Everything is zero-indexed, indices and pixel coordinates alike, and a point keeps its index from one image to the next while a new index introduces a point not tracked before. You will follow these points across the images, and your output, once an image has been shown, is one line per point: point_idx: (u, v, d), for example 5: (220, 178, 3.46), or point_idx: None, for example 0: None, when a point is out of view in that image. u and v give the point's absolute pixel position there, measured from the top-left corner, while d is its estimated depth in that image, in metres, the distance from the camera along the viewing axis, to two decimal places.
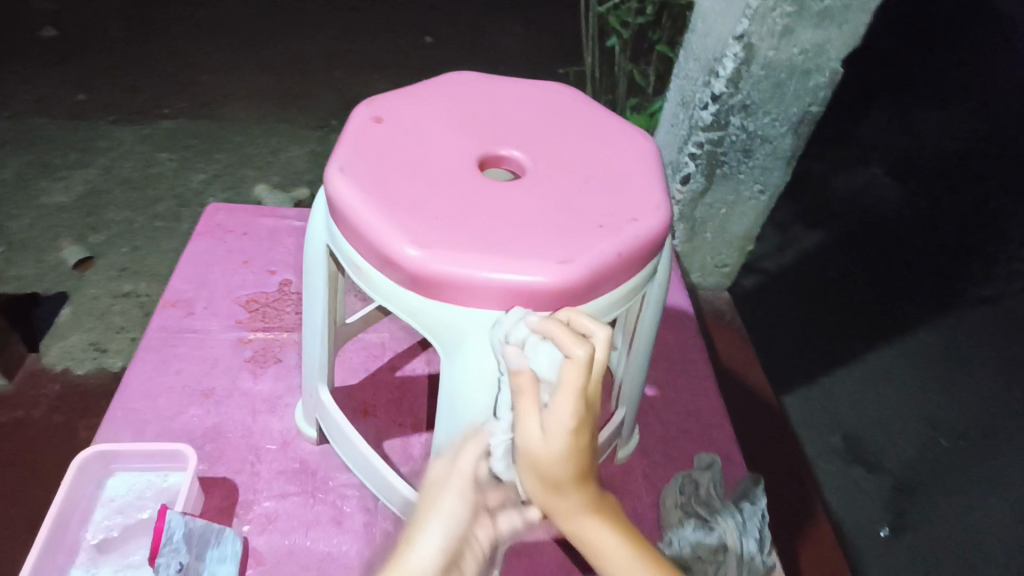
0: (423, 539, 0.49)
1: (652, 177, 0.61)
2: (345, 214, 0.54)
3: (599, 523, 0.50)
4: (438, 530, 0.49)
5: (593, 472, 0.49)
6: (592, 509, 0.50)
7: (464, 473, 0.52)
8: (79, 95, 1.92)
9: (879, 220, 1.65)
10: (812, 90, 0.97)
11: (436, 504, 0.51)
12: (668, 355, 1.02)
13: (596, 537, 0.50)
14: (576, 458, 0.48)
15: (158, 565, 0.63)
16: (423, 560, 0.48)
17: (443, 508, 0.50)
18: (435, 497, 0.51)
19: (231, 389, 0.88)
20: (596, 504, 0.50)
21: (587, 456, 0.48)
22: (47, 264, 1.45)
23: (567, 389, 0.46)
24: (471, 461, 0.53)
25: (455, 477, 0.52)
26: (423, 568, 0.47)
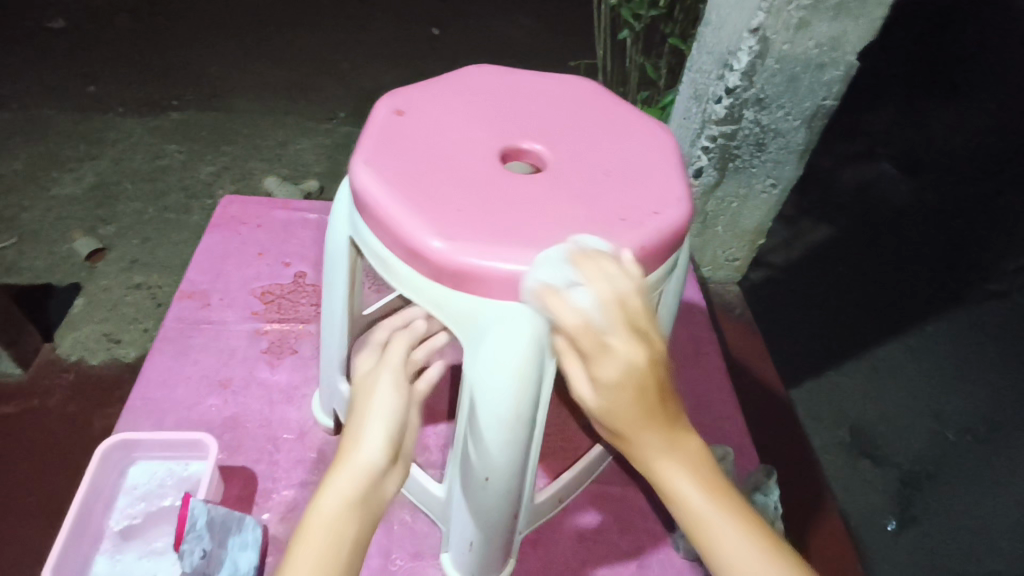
0: (367, 433, 0.54)
1: (673, 170, 0.61)
2: (371, 207, 0.55)
3: (680, 474, 0.50)
4: (379, 422, 0.54)
5: (652, 408, 0.50)
6: (670, 460, 0.51)
7: (395, 367, 0.58)
8: (87, 87, 1.92)
9: (887, 214, 1.65)
10: (826, 83, 0.97)
11: (372, 402, 0.56)
12: (680, 347, 1.03)
13: (679, 487, 0.50)
14: (637, 407, 0.49)
15: (183, 551, 0.66)
16: (371, 451, 0.53)
17: (378, 402, 0.55)
18: (369, 397, 0.56)
19: (248, 379, 0.89)
20: (676, 452, 0.51)
21: (652, 405, 0.49)
22: (59, 256, 1.46)
23: (604, 341, 0.48)
24: (401, 357, 0.59)
25: (386, 373, 0.58)
26: (370, 455, 0.53)
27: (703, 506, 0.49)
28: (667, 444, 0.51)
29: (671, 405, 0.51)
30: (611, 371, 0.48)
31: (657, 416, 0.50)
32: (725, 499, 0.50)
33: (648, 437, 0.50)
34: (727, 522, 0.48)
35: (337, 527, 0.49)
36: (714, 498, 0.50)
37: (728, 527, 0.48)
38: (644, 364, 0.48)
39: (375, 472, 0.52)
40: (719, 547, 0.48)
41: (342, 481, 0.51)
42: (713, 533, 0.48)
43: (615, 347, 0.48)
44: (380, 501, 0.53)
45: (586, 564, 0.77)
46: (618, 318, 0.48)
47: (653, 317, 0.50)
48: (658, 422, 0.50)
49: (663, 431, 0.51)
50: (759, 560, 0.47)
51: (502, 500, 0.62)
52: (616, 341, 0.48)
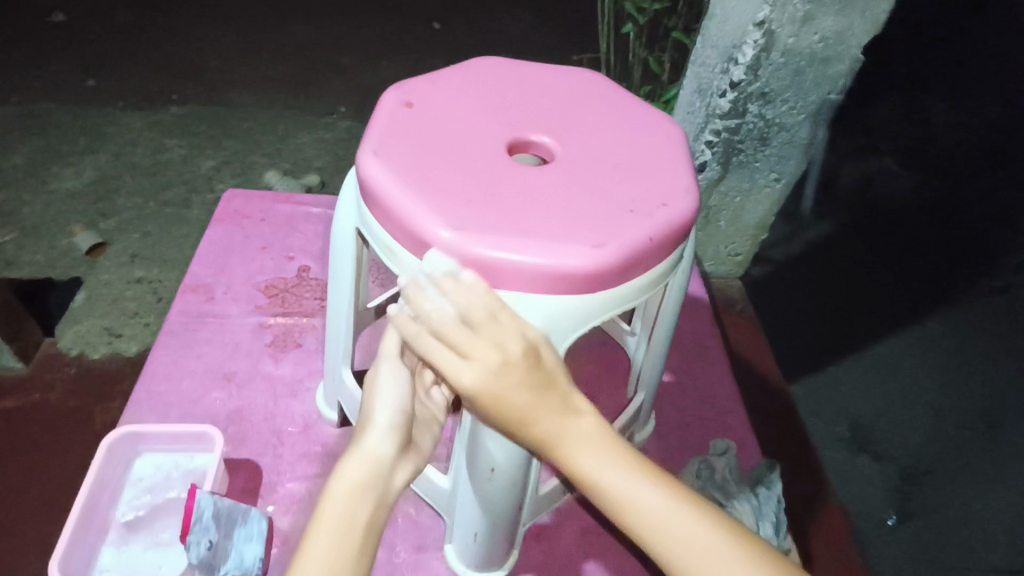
0: (374, 423, 0.56)
1: (680, 162, 0.61)
2: (380, 198, 0.55)
3: (580, 451, 0.50)
4: (385, 412, 0.57)
5: (522, 405, 0.49)
6: (565, 441, 0.50)
7: (394, 357, 0.59)
8: (87, 81, 1.92)
9: (888, 212, 1.66)
10: (831, 77, 0.97)
11: (376, 394, 0.58)
12: (683, 343, 1.03)
13: (582, 464, 0.50)
14: (503, 406, 0.49)
15: (189, 542, 0.66)
16: (379, 442, 0.55)
17: (382, 393, 0.58)
18: (373, 389, 0.59)
19: (252, 373, 0.90)
20: (573, 431, 0.51)
21: (532, 395, 0.49)
22: (60, 250, 1.46)
23: (449, 364, 0.50)
24: (398, 345, 0.59)
25: (387, 364, 0.59)
26: (378, 445, 0.55)
27: (605, 475, 0.49)
28: (558, 425, 0.50)
29: (553, 387, 0.51)
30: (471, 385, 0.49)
31: (540, 402, 0.50)
32: (625, 459, 0.50)
33: (537, 425, 0.50)
34: (631, 483, 0.49)
35: (349, 513, 0.51)
36: (614, 464, 0.50)
37: (631, 487, 0.49)
38: (499, 369, 0.49)
39: (384, 463, 0.55)
40: (627, 512, 0.49)
41: (350, 470, 0.53)
42: (617, 500, 0.49)
43: (465, 365, 0.49)
44: (391, 490, 0.55)
45: (590, 558, 0.77)
46: (459, 337, 0.49)
47: (505, 318, 0.50)
48: (542, 409, 0.50)
49: (551, 415, 0.50)
50: (664, 511, 0.48)
51: (508, 492, 0.63)
52: (465, 357, 0.49)
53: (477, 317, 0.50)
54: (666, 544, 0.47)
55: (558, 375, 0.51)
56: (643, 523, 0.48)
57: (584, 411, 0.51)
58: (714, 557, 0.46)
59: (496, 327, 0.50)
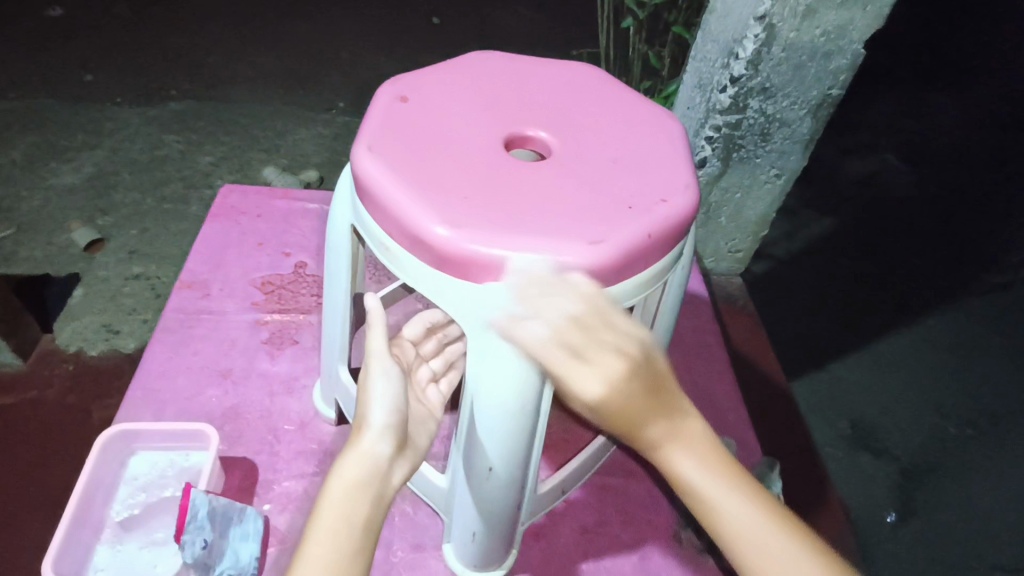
0: (368, 422, 0.55)
1: (680, 157, 0.60)
2: (375, 195, 0.54)
3: (684, 461, 0.50)
4: (379, 410, 0.55)
5: (645, 410, 0.48)
6: (674, 448, 0.50)
7: (382, 357, 0.59)
8: (85, 76, 1.90)
9: (889, 206, 1.65)
10: (832, 72, 0.96)
11: (368, 393, 0.57)
12: (682, 340, 1.02)
13: (687, 475, 0.50)
14: (624, 414, 0.48)
15: (184, 542, 0.65)
16: (375, 440, 0.54)
17: (376, 392, 0.57)
18: (365, 388, 0.57)
19: (248, 370, 0.89)
20: (682, 438, 0.50)
21: (648, 405, 0.48)
22: (57, 246, 1.45)
23: (570, 366, 0.48)
24: (386, 344, 0.59)
25: (376, 364, 0.59)
26: (375, 443, 0.53)
27: (706, 485, 0.50)
28: (670, 433, 0.50)
29: (665, 393, 0.49)
30: (591, 393, 0.47)
31: (655, 412, 0.49)
32: (730, 475, 0.50)
33: (650, 432, 0.49)
34: (731, 500, 0.49)
35: (347, 516, 0.50)
36: (719, 481, 0.50)
37: (727, 500, 0.49)
38: (621, 377, 0.47)
39: (382, 461, 0.53)
40: (727, 529, 0.49)
41: (347, 472, 0.51)
42: (717, 515, 0.49)
43: (585, 369, 0.48)
44: (390, 489, 0.53)
45: (589, 556, 0.76)
46: (578, 341, 0.48)
47: (620, 321, 0.49)
48: (657, 415, 0.49)
49: (664, 422, 0.49)
50: (763, 536, 0.49)
51: (507, 490, 0.62)
52: (584, 360, 0.48)
53: (592, 319, 0.48)
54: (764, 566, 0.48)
55: (669, 381, 0.50)
56: (742, 545, 0.49)
57: (691, 417, 0.51)
58: None
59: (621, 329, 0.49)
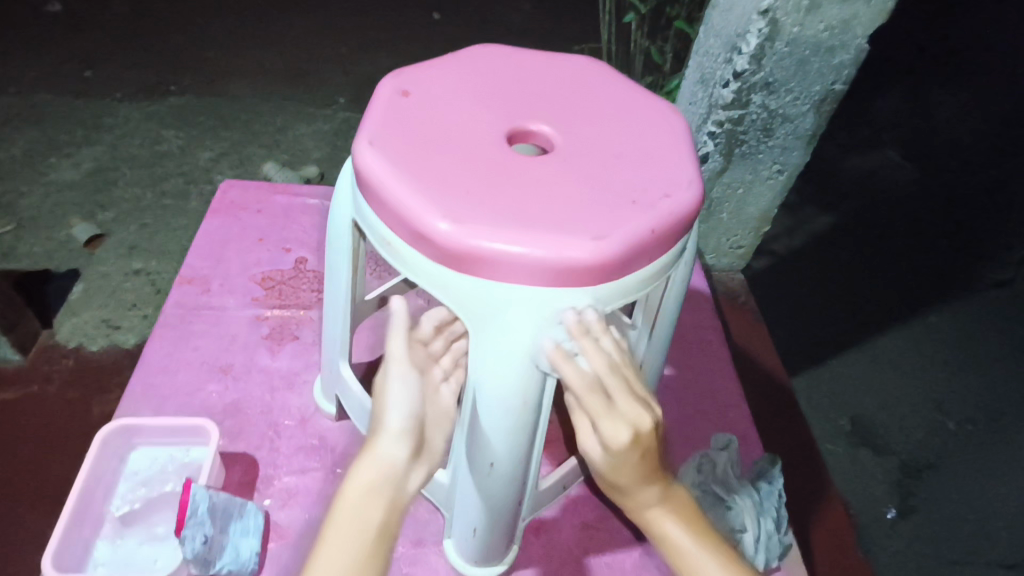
0: (384, 428, 0.56)
1: (683, 152, 0.60)
2: (375, 188, 0.54)
3: (672, 524, 0.55)
4: (395, 416, 0.56)
5: (650, 467, 0.53)
6: (664, 510, 0.55)
7: (401, 361, 0.59)
8: (85, 72, 1.90)
9: (891, 203, 1.64)
10: (836, 67, 0.95)
11: (386, 396, 0.57)
12: (683, 336, 1.02)
13: (671, 536, 0.55)
14: (634, 470, 0.53)
15: (184, 537, 0.64)
16: (391, 446, 0.55)
17: (393, 396, 0.57)
18: (383, 390, 0.57)
19: (249, 365, 0.89)
20: (672, 503, 0.56)
21: (654, 464, 0.54)
22: (57, 241, 1.44)
23: (609, 412, 0.52)
24: (405, 350, 0.59)
25: (394, 367, 0.58)
26: (391, 451, 0.55)
27: (685, 547, 0.55)
28: (662, 496, 0.55)
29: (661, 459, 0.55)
30: (620, 438, 0.51)
31: (656, 473, 0.54)
32: (710, 543, 0.55)
33: (650, 488, 0.54)
34: (707, 565, 0.54)
35: (361, 520, 0.52)
36: (702, 546, 0.55)
37: (703, 564, 0.54)
38: (649, 428, 0.52)
39: (397, 468, 0.54)
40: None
41: (362, 477, 0.54)
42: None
43: (620, 414, 0.52)
44: (404, 496, 0.54)
45: (589, 552, 0.76)
46: (617, 387, 0.52)
47: (643, 382, 0.55)
48: (653, 477, 0.54)
49: (660, 484, 0.55)
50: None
51: (510, 487, 0.62)
52: (620, 405, 0.52)
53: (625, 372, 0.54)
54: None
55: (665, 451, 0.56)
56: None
57: (679, 488, 0.57)
58: None
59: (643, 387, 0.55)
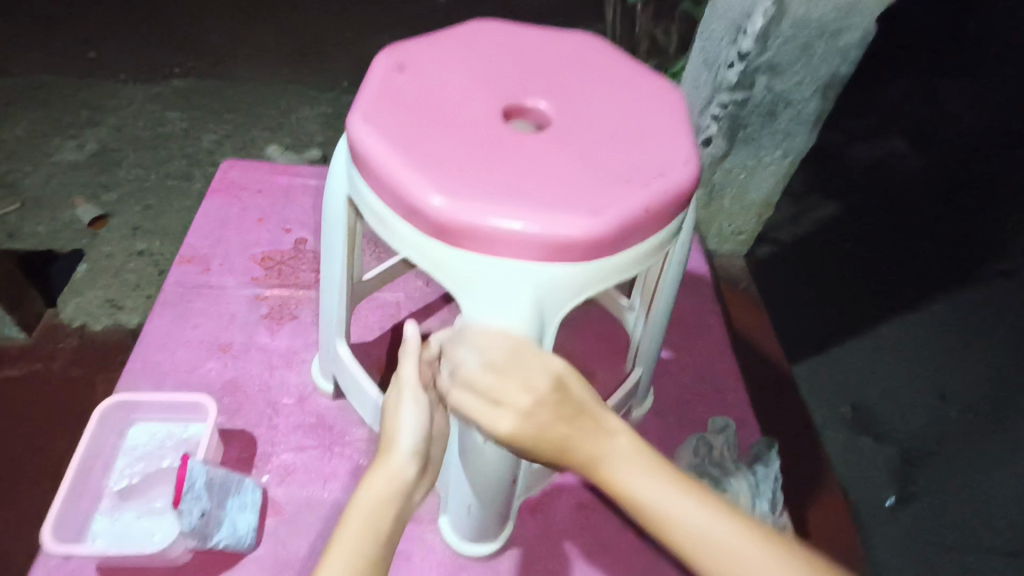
0: (397, 447, 0.56)
1: (680, 129, 0.59)
2: (368, 162, 0.54)
3: (627, 476, 0.48)
4: (408, 435, 0.57)
5: (559, 437, 0.49)
6: (612, 468, 0.48)
7: (415, 386, 0.60)
8: (88, 53, 1.89)
9: (899, 193, 1.63)
10: (842, 50, 0.94)
11: (400, 418, 0.58)
12: (682, 319, 1.02)
13: (632, 490, 0.47)
14: (542, 446, 0.49)
15: (181, 511, 0.64)
16: (404, 463, 0.56)
17: (406, 418, 0.58)
18: (396, 413, 0.58)
19: (248, 344, 0.89)
20: (613, 454, 0.49)
21: (559, 434, 0.49)
22: (62, 221, 1.45)
23: (485, 415, 0.50)
24: (417, 372, 0.60)
25: (408, 390, 0.59)
26: (404, 468, 0.56)
27: (652, 495, 0.47)
28: (596, 452, 0.49)
29: (586, 417, 0.49)
30: (505, 432, 0.50)
31: (573, 439, 0.49)
32: (674, 479, 0.48)
33: (574, 455, 0.49)
34: (681, 506, 0.46)
35: (372, 525, 0.52)
36: (667, 489, 0.47)
37: (675, 505, 0.46)
38: (524, 412, 0.49)
39: (408, 486, 0.55)
40: (682, 536, 0.46)
41: (374, 488, 0.54)
42: (670, 523, 0.46)
43: (493, 409, 0.50)
44: (410, 510, 0.56)
45: (584, 532, 0.77)
46: (488, 383, 0.50)
47: (530, 355, 0.50)
48: (580, 438, 0.49)
49: (587, 442, 0.49)
50: (720, 535, 0.45)
51: (504, 466, 0.62)
52: (494, 403, 0.50)
53: (502, 358, 0.50)
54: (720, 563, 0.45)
55: (589, 404, 0.50)
56: (697, 543, 0.45)
57: (620, 433, 0.49)
58: None
59: (531, 366, 0.50)
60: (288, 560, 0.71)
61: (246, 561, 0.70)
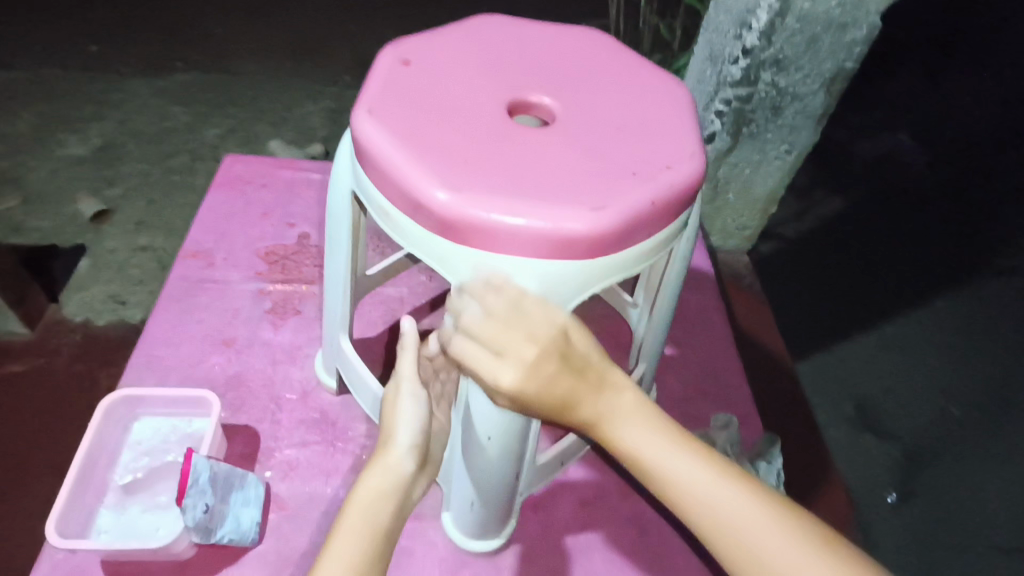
0: (395, 441, 0.57)
1: (686, 124, 0.59)
2: (373, 157, 0.53)
3: (626, 431, 0.50)
4: (406, 429, 0.58)
5: (560, 393, 0.49)
6: (612, 422, 0.50)
7: (413, 380, 0.61)
8: (91, 47, 1.89)
9: (903, 188, 1.62)
10: (847, 45, 0.93)
11: (398, 413, 0.59)
12: (686, 316, 1.02)
13: (630, 444, 0.49)
14: (543, 400, 0.49)
15: (185, 506, 0.64)
16: (402, 458, 0.56)
17: (404, 412, 0.59)
18: (394, 407, 0.60)
19: (251, 339, 0.89)
20: (612, 411, 0.50)
21: (562, 386, 0.49)
22: (65, 216, 1.45)
23: (485, 367, 0.50)
24: (414, 368, 0.62)
25: (406, 385, 0.61)
26: (402, 462, 0.56)
27: (648, 450, 0.49)
28: (597, 408, 0.50)
29: (587, 372, 0.50)
30: (505, 386, 0.49)
31: (574, 392, 0.49)
32: (669, 432, 0.50)
33: (575, 408, 0.50)
34: (676, 459, 0.48)
35: (372, 520, 0.52)
36: (664, 442, 0.49)
37: (669, 458, 0.48)
38: (528, 364, 0.49)
39: (406, 480, 0.55)
40: (676, 487, 0.48)
41: (372, 482, 0.54)
42: (664, 476, 0.48)
43: (496, 361, 0.49)
44: (409, 505, 0.56)
45: (586, 528, 0.77)
46: (490, 336, 0.49)
47: (532, 305, 0.50)
48: (581, 392, 0.50)
49: (590, 395, 0.50)
50: (711, 485, 0.47)
51: (506, 463, 0.62)
52: (496, 354, 0.49)
53: (505, 309, 0.50)
54: (708, 513, 0.47)
55: (592, 357, 0.50)
56: (689, 493, 0.47)
57: (621, 388, 0.51)
58: (765, 535, 0.45)
59: (535, 319, 0.49)
60: (291, 555, 0.71)
61: (250, 556, 0.70)
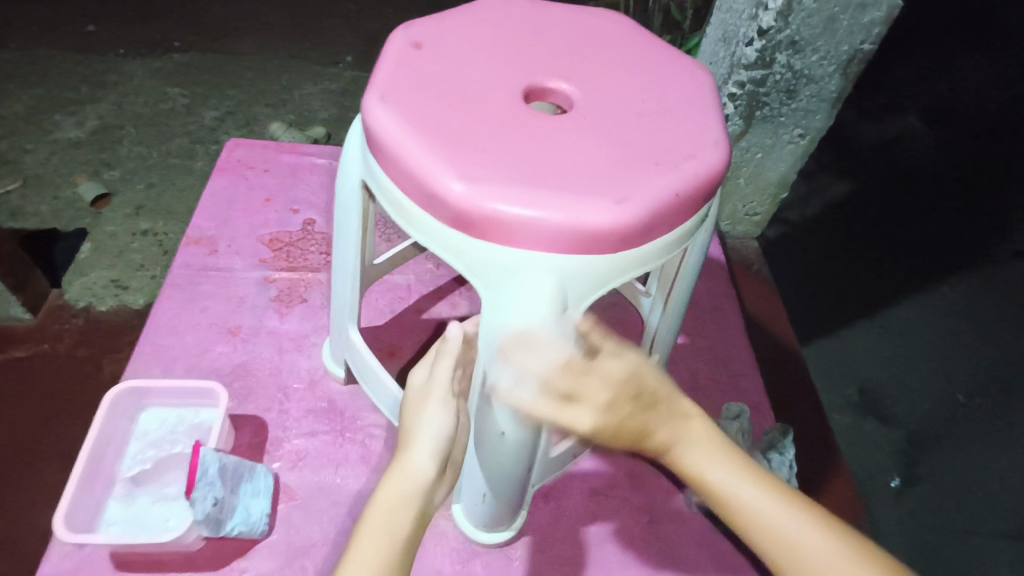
0: (418, 447, 0.56)
1: (708, 112, 0.57)
2: (387, 147, 0.52)
3: (700, 459, 0.52)
4: (431, 436, 0.56)
5: (639, 425, 0.53)
6: (686, 451, 0.52)
7: (445, 388, 0.59)
8: (87, 27, 1.85)
9: (912, 171, 1.60)
10: (866, 26, 0.90)
11: (425, 417, 0.57)
12: (697, 304, 1.00)
13: (701, 471, 0.52)
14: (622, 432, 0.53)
15: (194, 499, 0.64)
16: (423, 464, 0.55)
17: (430, 418, 0.57)
18: (421, 411, 0.58)
19: (257, 328, 0.88)
20: (688, 441, 0.53)
21: (637, 420, 0.53)
22: (65, 200, 1.43)
23: (560, 412, 0.54)
24: (448, 375, 0.60)
25: (436, 390, 0.59)
26: (423, 469, 0.55)
27: (719, 478, 0.51)
28: (672, 437, 0.53)
29: (657, 404, 0.54)
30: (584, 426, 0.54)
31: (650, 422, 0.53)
32: (738, 463, 0.51)
33: (652, 439, 0.53)
34: (747, 485, 0.50)
35: (393, 525, 0.51)
36: (735, 468, 0.51)
37: (738, 486, 0.50)
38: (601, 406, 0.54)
39: (428, 487, 0.54)
40: (747, 513, 0.50)
41: (394, 486, 0.53)
42: (735, 501, 0.50)
43: (567, 408, 0.54)
44: (429, 511, 0.55)
45: (597, 519, 0.76)
46: (560, 383, 0.53)
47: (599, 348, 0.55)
48: (657, 423, 0.53)
49: (663, 428, 0.53)
50: (781, 513, 0.49)
51: (518, 457, 0.61)
52: (568, 401, 0.54)
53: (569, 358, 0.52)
54: (786, 550, 0.48)
55: (661, 392, 0.54)
56: (759, 518, 0.49)
57: (695, 417, 0.54)
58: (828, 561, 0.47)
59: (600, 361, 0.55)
60: (302, 547, 0.70)
61: (260, 547, 0.70)
